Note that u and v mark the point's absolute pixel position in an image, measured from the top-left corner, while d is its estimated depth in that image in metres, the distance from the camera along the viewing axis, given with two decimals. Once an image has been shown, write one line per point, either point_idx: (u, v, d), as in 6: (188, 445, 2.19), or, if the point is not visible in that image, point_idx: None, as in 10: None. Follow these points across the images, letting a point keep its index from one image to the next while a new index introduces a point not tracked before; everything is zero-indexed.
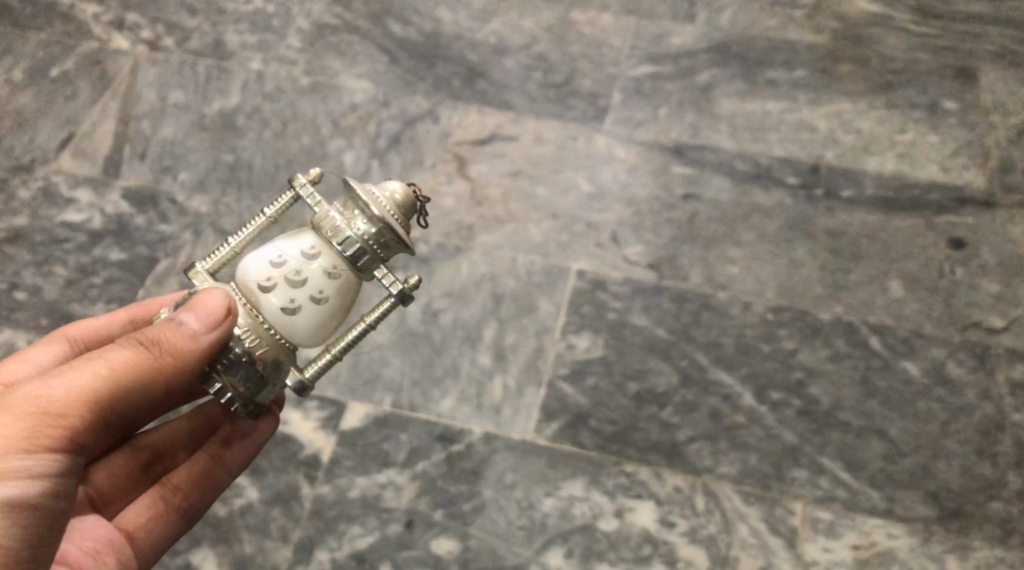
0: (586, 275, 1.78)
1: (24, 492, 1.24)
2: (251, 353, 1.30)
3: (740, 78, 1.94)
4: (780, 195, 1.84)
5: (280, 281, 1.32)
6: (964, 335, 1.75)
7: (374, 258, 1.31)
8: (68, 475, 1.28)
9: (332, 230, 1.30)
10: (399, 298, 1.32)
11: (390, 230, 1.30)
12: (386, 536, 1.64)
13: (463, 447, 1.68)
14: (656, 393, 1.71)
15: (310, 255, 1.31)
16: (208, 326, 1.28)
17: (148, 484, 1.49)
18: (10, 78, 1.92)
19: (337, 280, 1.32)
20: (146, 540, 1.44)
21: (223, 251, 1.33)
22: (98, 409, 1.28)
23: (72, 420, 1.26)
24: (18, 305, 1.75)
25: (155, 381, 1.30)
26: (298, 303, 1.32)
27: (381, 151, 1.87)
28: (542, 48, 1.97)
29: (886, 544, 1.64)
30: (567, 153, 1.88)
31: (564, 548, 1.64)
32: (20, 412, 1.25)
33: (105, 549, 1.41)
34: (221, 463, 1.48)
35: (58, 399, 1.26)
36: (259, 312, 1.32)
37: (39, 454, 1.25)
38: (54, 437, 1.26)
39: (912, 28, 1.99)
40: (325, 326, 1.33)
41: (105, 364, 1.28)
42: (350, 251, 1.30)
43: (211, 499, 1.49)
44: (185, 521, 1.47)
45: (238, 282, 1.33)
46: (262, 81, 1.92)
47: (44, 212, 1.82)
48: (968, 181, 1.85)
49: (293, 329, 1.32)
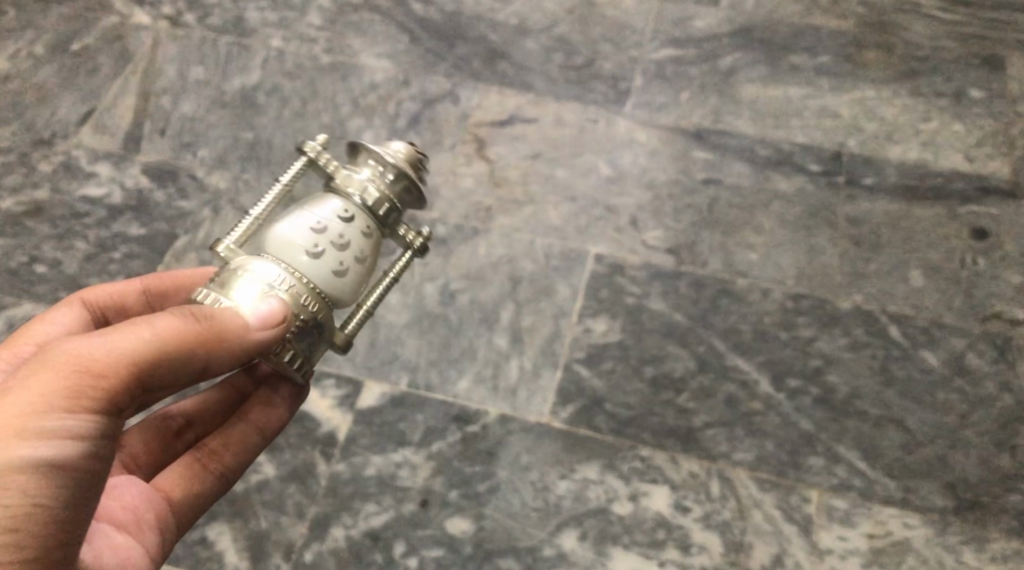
0: (605, 259, 1.78)
1: (64, 451, 1.21)
2: (312, 318, 1.33)
3: (762, 63, 1.93)
4: (802, 181, 1.83)
5: (325, 247, 1.34)
6: (985, 325, 1.73)
7: (396, 214, 1.39)
8: (109, 437, 1.24)
9: (361, 190, 1.36)
10: (417, 251, 1.42)
11: (414, 186, 1.39)
12: (401, 514, 1.64)
13: (479, 428, 1.68)
14: (674, 378, 1.71)
15: (347, 218, 1.36)
16: (262, 323, 1.29)
17: (180, 451, 1.47)
18: (33, 52, 1.94)
19: (371, 239, 1.37)
20: (183, 499, 1.41)
21: (247, 221, 1.36)
22: (139, 373, 1.24)
23: (111, 383, 1.23)
24: (37, 278, 1.76)
25: (199, 353, 1.26)
26: (346, 264, 1.35)
27: (400, 130, 1.86)
28: (563, 30, 1.96)
29: (903, 534, 1.62)
30: (588, 136, 1.87)
31: (578, 531, 1.63)
32: (62, 372, 1.22)
33: (141, 505, 1.38)
34: (256, 426, 1.46)
35: (100, 360, 1.23)
36: (308, 277, 1.33)
37: (78, 414, 1.22)
38: (93, 399, 1.22)
39: (939, 15, 1.96)
40: (362, 284, 1.38)
41: (149, 330, 1.25)
42: (381, 208, 1.37)
43: (247, 461, 1.46)
44: (221, 483, 1.44)
45: (275, 252, 1.34)
46: (282, 59, 1.93)
47: (65, 186, 1.82)
48: (993, 170, 1.83)
49: (340, 291, 1.35)
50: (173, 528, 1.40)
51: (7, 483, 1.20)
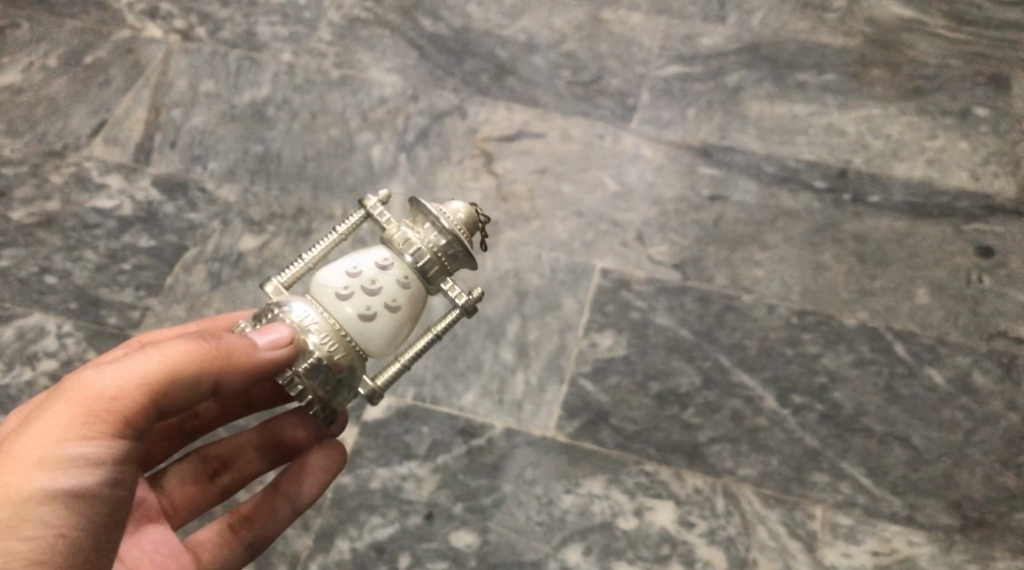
0: (611, 274, 1.78)
1: (85, 478, 1.26)
2: (331, 358, 1.32)
3: (768, 80, 1.94)
4: (808, 198, 1.83)
5: (355, 290, 1.34)
6: (990, 343, 1.73)
7: (442, 269, 1.36)
8: (128, 463, 1.28)
9: (406, 241, 1.35)
10: (467, 309, 1.36)
11: (460, 243, 1.35)
12: (406, 528, 1.65)
13: (485, 441, 1.68)
14: (679, 393, 1.71)
15: (385, 266, 1.35)
16: (271, 344, 1.31)
17: (213, 493, 1.50)
18: (46, 64, 1.95)
19: (408, 289, 1.35)
20: (210, 557, 1.46)
21: (298, 265, 1.37)
22: (154, 400, 1.29)
23: (126, 406, 1.27)
24: (48, 289, 1.77)
25: (208, 375, 1.31)
26: (374, 310, 1.34)
27: (409, 144, 1.88)
28: (571, 46, 1.97)
29: (908, 552, 1.62)
30: (595, 151, 1.88)
31: (582, 545, 1.63)
32: (79, 402, 1.26)
33: (172, 562, 1.42)
34: (288, 500, 1.48)
35: (114, 386, 1.27)
36: (336, 319, 1.34)
37: (96, 441, 1.26)
38: (110, 424, 1.27)
39: (945, 33, 1.97)
40: (397, 334, 1.35)
41: (159, 355, 1.29)
42: (421, 259, 1.35)
43: (275, 534, 1.48)
44: (249, 550, 1.48)
45: (313, 294, 1.36)
46: (293, 73, 1.94)
47: (76, 197, 1.84)
48: (999, 189, 1.84)
49: (368, 336, 1.34)
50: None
51: (31, 513, 1.23)
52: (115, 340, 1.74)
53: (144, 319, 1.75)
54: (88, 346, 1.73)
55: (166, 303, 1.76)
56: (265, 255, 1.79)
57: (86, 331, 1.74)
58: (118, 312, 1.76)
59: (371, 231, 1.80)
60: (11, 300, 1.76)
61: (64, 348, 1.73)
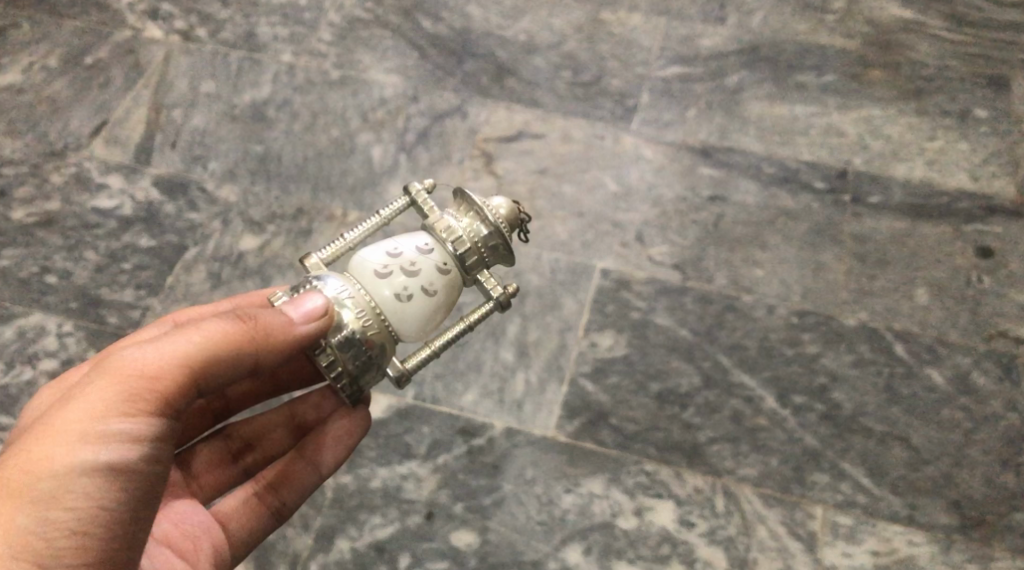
0: (611, 274, 1.78)
1: (124, 453, 1.27)
2: (364, 334, 1.34)
3: (768, 82, 1.94)
4: (808, 199, 1.83)
5: (395, 269, 1.35)
6: (990, 343, 1.73)
7: (480, 260, 1.38)
8: (165, 440, 1.29)
9: (449, 229, 1.37)
10: (500, 303, 1.39)
11: (502, 237, 1.38)
12: (406, 527, 1.65)
13: (485, 441, 1.69)
14: (679, 394, 1.71)
15: (426, 250, 1.37)
16: (306, 317, 1.32)
17: (237, 473, 1.51)
18: (46, 65, 1.95)
19: (446, 276, 1.37)
20: (238, 532, 1.46)
21: (339, 243, 1.39)
22: (192, 380, 1.30)
23: (164, 384, 1.28)
24: (48, 289, 1.77)
25: (246, 356, 1.32)
26: (410, 291, 1.35)
27: (409, 145, 1.88)
28: (571, 47, 1.97)
29: (907, 551, 1.63)
30: (595, 152, 1.88)
31: (583, 545, 1.64)
32: (119, 378, 1.27)
33: (201, 534, 1.42)
34: (313, 464, 1.48)
35: (154, 364, 1.28)
36: (373, 297, 1.35)
37: (135, 418, 1.27)
38: (149, 402, 1.28)
39: (944, 34, 1.97)
40: (430, 319, 1.37)
41: (199, 334, 1.30)
42: (461, 249, 1.37)
43: (302, 498, 1.49)
44: (275, 517, 1.48)
45: (352, 271, 1.37)
46: (293, 73, 1.94)
47: (76, 197, 1.84)
48: (999, 190, 1.84)
49: (402, 316, 1.36)
50: (227, 557, 1.45)
51: (71, 486, 1.25)
52: (116, 339, 1.74)
53: (145, 319, 1.75)
54: (88, 346, 1.74)
55: (167, 303, 1.76)
56: (266, 255, 1.79)
57: (86, 331, 1.74)
58: (118, 312, 1.76)
59: None
60: (11, 300, 1.77)
61: (65, 348, 1.74)
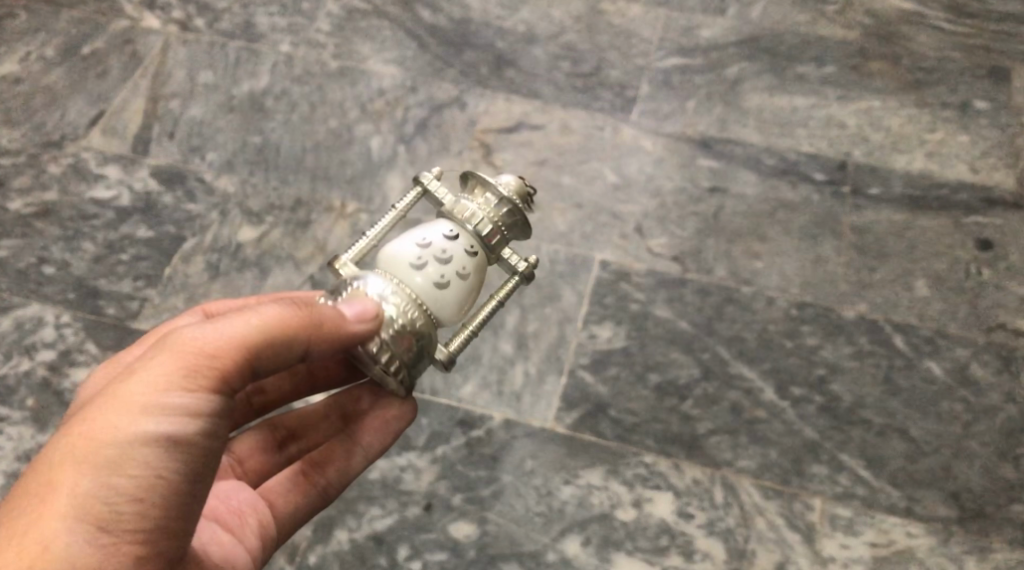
0: (610, 266, 1.78)
1: (183, 426, 1.24)
2: (413, 325, 1.34)
3: (768, 73, 1.93)
4: (807, 190, 1.83)
5: (428, 259, 1.36)
6: (989, 336, 1.73)
7: (502, 237, 1.41)
8: (223, 416, 1.27)
9: (468, 212, 1.39)
10: (525, 276, 1.42)
11: (519, 211, 1.40)
12: (405, 518, 1.65)
13: (484, 432, 1.68)
14: (678, 385, 1.71)
15: (452, 236, 1.38)
16: (358, 316, 1.32)
17: (282, 460, 1.49)
18: (43, 54, 1.95)
19: (475, 257, 1.38)
20: (284, 509, 1.46)
21: (364, 242, 1.40)
22: (249, 360, 1.27)
23: (222, 363, 1.26)
24: (46, 279, 1.77)
25: (299, 340, 1.29)
26: (447, 277, 1.36)
27: (408, 136, 1.87)
28: (570, 38, 1.96)
29: (906, 543, 1.62)
30: (594, 143, 1.87)
31: (581, 536, 1.64)
32: (179, 354, 1.25)
33: (246, 510, 1.43)
34: (358, 446, 1.48)
35: (213, 343, 1.26)
36: (411, 288, 1.36)
37: (194, 393, 1.25)
38: (208, 379, 1.25)
39: (944, 26, 1.96)
40: (466, 301, 1.38)
41: (255, 317, 1.28)
42: (484, 228, 1.39)
43: (348, 479, 1.48)
44: (321, 498, 1.47)
45: (385, 267, 1.37)
46: (291, 64, 1.94)
47: (74, 187, 1.84)
48: (998, 181, 1.83)
49: (441, 303, 1.36)
50: (274, 533, 1.44)
51: (132, 455, 1.23)
52: (114, 330, 1.74)
53: (143, 310, 1.75)
54: (86, 337, 1.73)
55: (165, 295, 1.76)
56: (264, 245, 1.79)
57: (85, 322, 1.74)
58: (116, 303, 1.75)
59: (370, 223, 1.80)
60: (10, 291, 1.76)
61: (62, 339, 1.73)
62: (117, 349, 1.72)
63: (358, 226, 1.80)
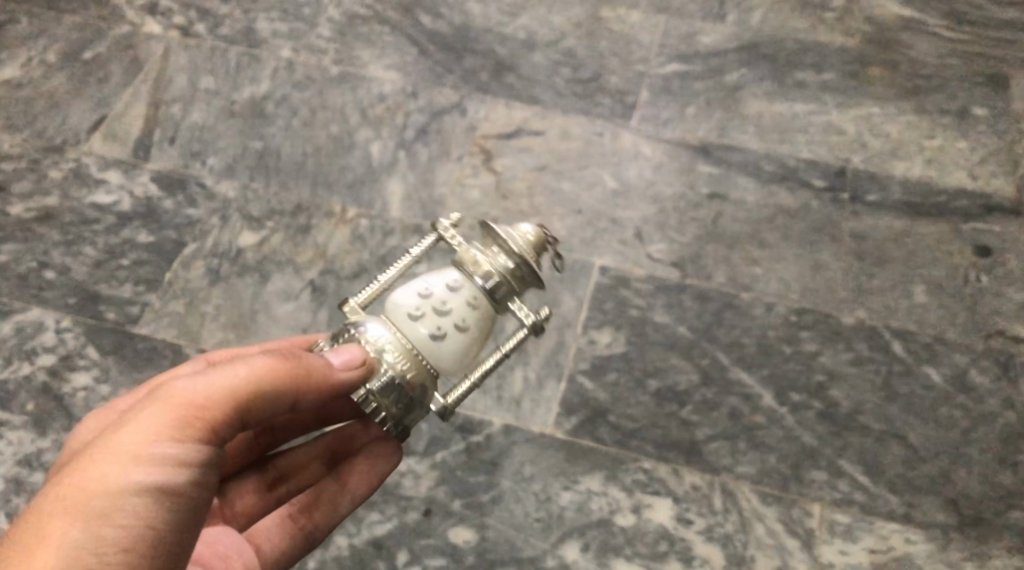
0: (610, 272, 1.78)
1: (173, 476, 1.26)
2: (402, 377, 1.34)
3: (767, 79, 1.94)
4: (806, 197, 1.84)
5: (426, 311, 1.36)
6: (987, 342, 1.73)
7: (511, 290, 1.37)
8: (212, 466, 1.29)
9: (477, 264, 1.37)
10: (534, 328, 1.38)
11: (527, 264, 1.36)
12: (404, 523, 1.65)
13: (483, 438, 1.69)
14: (678, 391, 1.71)
15: (455, 288, 1.37)
16: (345, 365, 1.33)
17: (272, 502, 1.48)
18: (44, 60, 1.96)
19: (477, 310, 1.37)
20: (271, 552, 1.46)
21: (374, 286, 1.39)
22: (237, 410, 1.30)
23: (212, 414, 1.28)
24: (46, 284, 1.77)
25: (286, 392, 1.32)
26: (444, 330, 1.36)
27: (408, 141, 1.88)
28: (570, 44, 1.97)
29: (905, 549, 1.62)
30: (594, 149, 1.88)
31: (580, 541, 1.64)
32: (169, 405, 1.28)
33: (232, 553, 1.43)
34: (345, 488, 1.49)
35: (203, 395, 1.28)
36: (409, 338, 1.36)
37: (184, 444, 1.27)
38: (198, 430, 1.28)
39: (945, 33, 1.98)
40: (466, 354, 1.38)
41: (244, 368, 1.30)
42: (489, 280, 1.36)
43: (335, 521, 1.48)
44: (308, 540, 1.48)
45: (388, 314, 1.38)
46: (292, 70, 1.94)
47: (75, 192, 1.84)
48: (997, 188, 1.84)
49: (438, 354, 1.36)
50: None
51: (123, 503, 1.24)
52: (114, 335, 1.74)
53: (143, 315, 1.75)
54: (87, 342, 1.73)
55: (165, 300, 1.76)
56: (265, 250, 1.79)
57: (85, 326, 1.74)
58: (116, 307, 1.76)
59: (369, 228, 1.81)
60: (10, 295, 1.77)
61: (62, 343, 1.73)
62: (117, 353, 1.73)
63: (358, 231, 1.80)
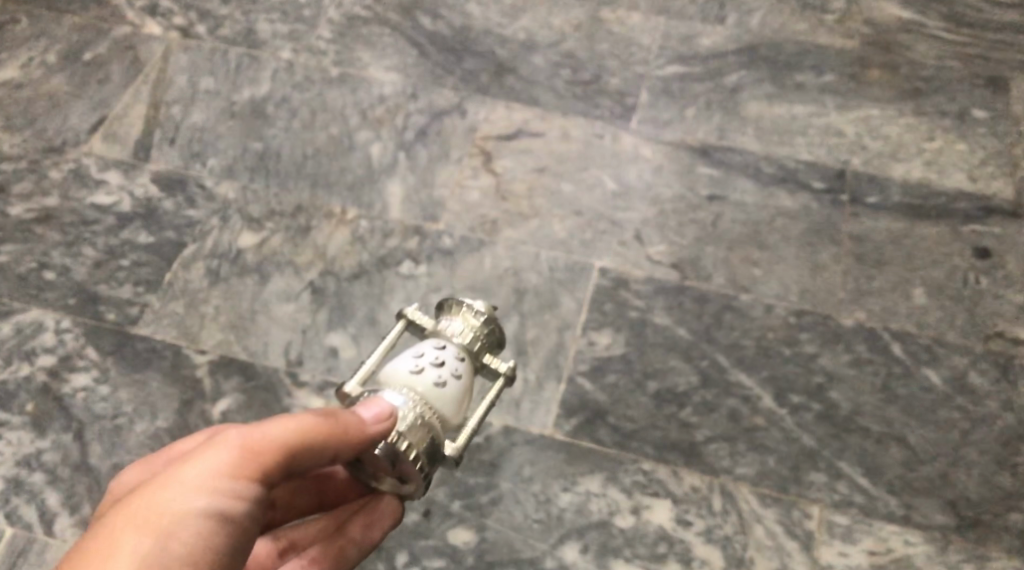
0: (609, 273, 1.78)
1: (229, 509, 1.28)
2: (424, 419, 1.44)
3: (766, 82, 1.95)
4: (805, 198, 1.84)
5: (426, 366, 1.48)
6: (986, 344, 1.73)
7: (484, 346, 1.56)
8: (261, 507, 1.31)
9: (454, 329, 1.54)
10: (508, 377, 1.56)
11: (495, 324, 1.57)
12: (403, 525, 1.64)
13: (482, 439, 1.69)
14: (677, 392, 1.71)
15: (443, 346, 1.52)
16: (376, 417, 1.39)
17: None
18: (44, 61, 1.96)
19: (466, 362, 1.52)
20: None
21: (366, 366, 1.50)
22: (288, 459, 1.31)
23: (269, 457, 1.30)
24: (46, 285, 1.77)
25: (334, 448, 1.34)
26: (445, 378, 1.48)
27: (408, 142, 1.88)
28: (571, 45, 1.98)
29: (904, 551, 1.62)
30: (594, 150, 1.88)
31: (580, 543, 1.63)
32: (233, 443, 1.30)
33: None
34: (358, 536, 1.47)
35: (262, 437, 1.31)
36: (417, 392, 1.47)
37: (242, 481, 1.29)
38: (256, 471, 1.29)
39: (944, 35, 1.99)
40: (463, 402, 1.50)
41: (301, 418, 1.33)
42: (468, 338, 1.54)
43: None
44: None
45: (386, 382, 1.48)
46: (292, 70, 1.95)
47: (75, 193, 1.84)
48: (997, 190, 1.84)
49: (445, 401, 1.48)
50: None
51: (183, 526, 1.26)
52: (114, 336, 1.74)
53: (143, 315, 1.75)
54: (87, 343, 1.73)
55: (165, 300, 1.76)
56: (265, 251, 1.79)
57: (85, 327, 1.74)
58: (116, 308, 1.76)
59: (369, 229, 1.81)
60: (10, 295, 1.76)
61: (62, 344, 1.73)
62: (117, 354, 1.72)
63: (358, 232, 1.80)
